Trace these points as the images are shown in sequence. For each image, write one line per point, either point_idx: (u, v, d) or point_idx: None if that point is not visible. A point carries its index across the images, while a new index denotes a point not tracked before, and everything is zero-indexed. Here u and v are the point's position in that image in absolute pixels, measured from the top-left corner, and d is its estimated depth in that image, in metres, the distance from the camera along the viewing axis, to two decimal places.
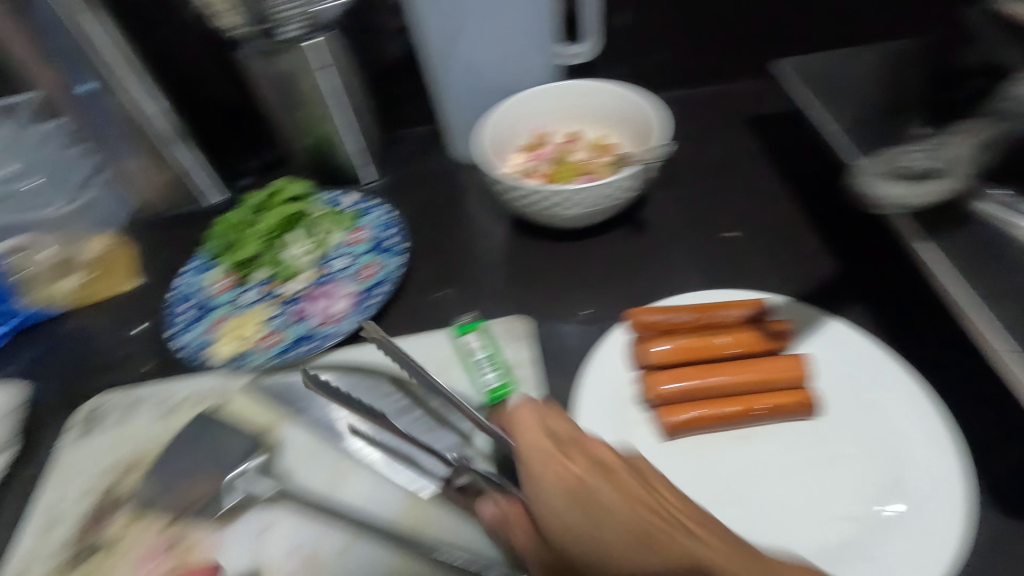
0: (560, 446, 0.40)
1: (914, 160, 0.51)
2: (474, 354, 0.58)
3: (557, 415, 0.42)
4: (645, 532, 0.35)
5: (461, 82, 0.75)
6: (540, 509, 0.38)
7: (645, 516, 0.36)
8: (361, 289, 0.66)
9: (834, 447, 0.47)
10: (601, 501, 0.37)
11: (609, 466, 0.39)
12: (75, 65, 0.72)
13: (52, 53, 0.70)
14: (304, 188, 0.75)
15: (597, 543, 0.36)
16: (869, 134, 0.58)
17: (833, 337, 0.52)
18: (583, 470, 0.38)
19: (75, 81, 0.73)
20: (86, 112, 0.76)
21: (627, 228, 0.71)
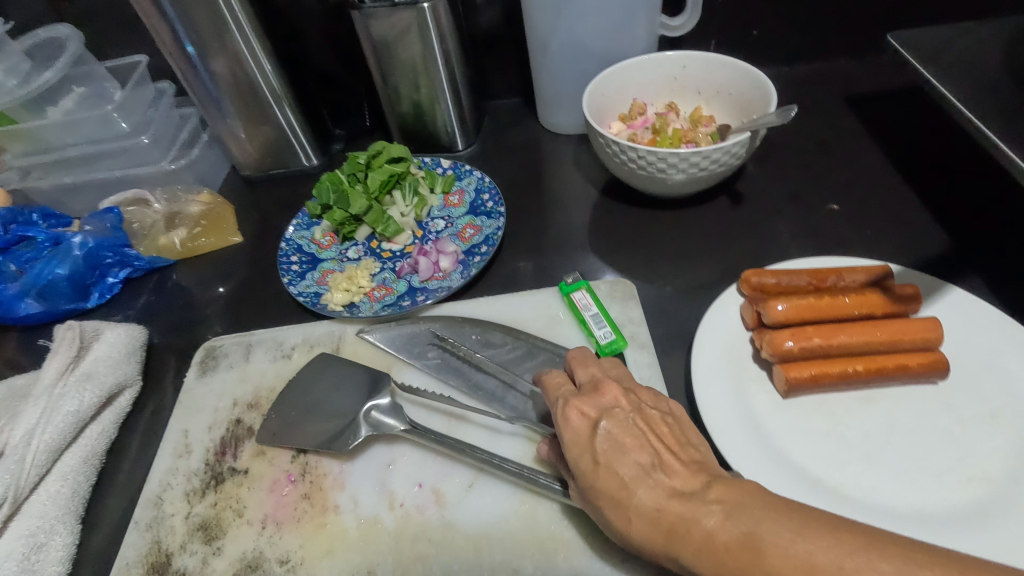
0: (593, 430, 0.41)
1: None
2: (586, 311, 0.58)
3: (597, 400, 0.44)
4: (664, 513, 0.37)
5: (564, 50, 0.76)
6: (582, 485, 0.41)
7: (658, 495, 0.38)
8: (463, 248, 0.69)
9: (961, 407, 0.47)
10: (622, 481, 0.39)
11: (636, 448, 0.41)
12: (186, 26, 0.73)
13: (165, 14, 0.71)
14: (405, 152, 0.76)
15: (623, 515, 0.39)
16: (997, 105, 0.57)
17: (955, 303, 0.52)
18: (602, 458, 0.40)
19: (183, 41, 0.74)
20: (193, 73, 0.77)
21: (725, 199, 0.72)
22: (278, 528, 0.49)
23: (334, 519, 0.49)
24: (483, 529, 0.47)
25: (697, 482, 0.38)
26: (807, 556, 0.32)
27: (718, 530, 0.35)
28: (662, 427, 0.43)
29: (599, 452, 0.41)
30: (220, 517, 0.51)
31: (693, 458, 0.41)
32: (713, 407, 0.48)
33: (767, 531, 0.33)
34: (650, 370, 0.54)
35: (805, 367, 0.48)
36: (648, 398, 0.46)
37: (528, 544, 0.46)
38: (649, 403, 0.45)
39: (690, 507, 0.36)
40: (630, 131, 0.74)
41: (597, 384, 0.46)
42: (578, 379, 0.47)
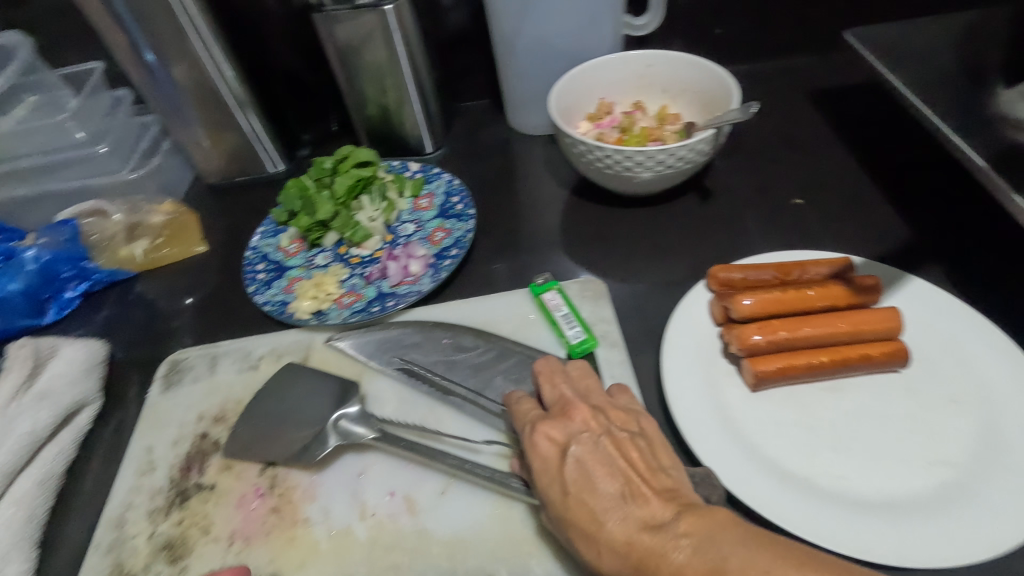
0: (561, 457, 0.41)
1: None
2: (557, 310, 0.58)
3: (565, 424, 0.44)
4: (632, 546, 0.36)
5: (529, 50, 0.76)
6: (552, 515, 0.41)
7: (628, 526, 0.37)
8: (433, 251, 0.68)
9: (924, 393, 0.48)
10: (592, 512, 0.39)
11: (608, 476, 0.40)
12: (144, 31, 0.71)
13: (121, 20, 0.70)
14: (372, 155, 0.76)
15: (592, 546, 0.38)
16: (949, 98, 0.58)
17: (914, 292, 0.53)
18: (572, 487, 0.40)
19: (141, 49, 0.72)
20: (153, 80, 0.75)
21: (694, 196, 0.72)
22: (246, 544, 0.48)
23: (304, 532, 0.48)
24: (456, 535, 0.47)
25: (669, 512, 0.38)
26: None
27: (687, 566, 0.34)
28: (634, 451, 0.42)
29: (568, 482, 0.40)
30: (186, 535, 0.49)
31: (664, 485, 0.40)
32: (684, 404, 0.49)
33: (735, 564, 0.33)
34: (622, 368, 0.54)
35: (771, 359, 0.49)
36: (617, 417, 0.45)
37: (502, 548, 0.46)
38: (620, 423, 0.44)
39: (658, 539, 0.36)
40: (598, 130, 0.74)
41: (565, 406, 0.45)
42: (545, 399, 0.47)
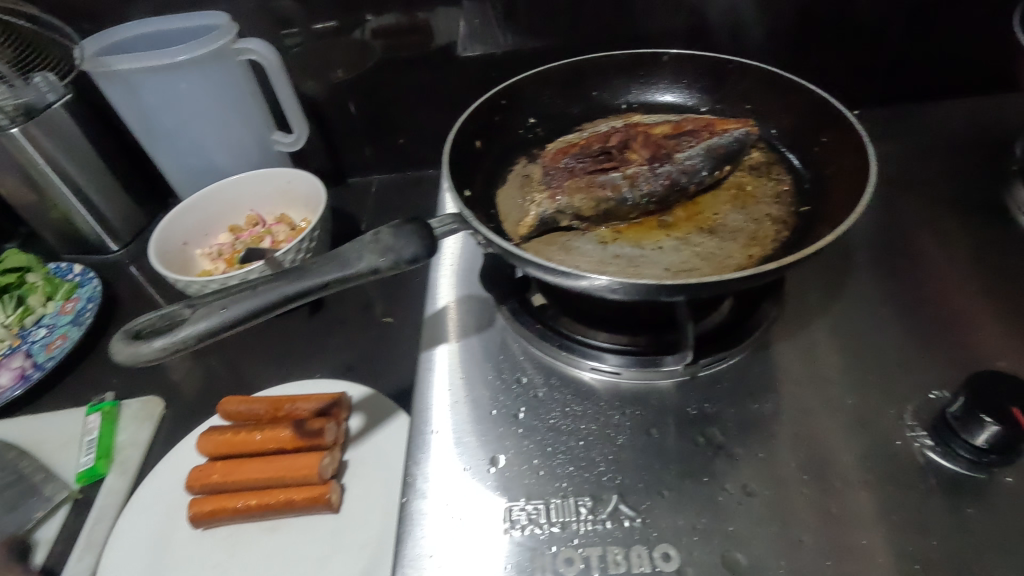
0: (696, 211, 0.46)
1: (184, 310, 0.35)
2: (87, 435, 0.61)
3: (650, 199, 0.46)
4: (746, 230, 0.45)
5: (176, 164, 0.81)
6: (719, 229, 0.45)
7: (735, 220, 0.46)
8: (34, 362, 0.71)
9: (342, 537, 0.51)
10: (729, 221, 0.46)
11: (714, 229, 0.45)
12: None
13: None
14: (27, 260, 0.81)
15: (737, 227, 0.45)
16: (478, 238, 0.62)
17: (390, 429, 0.57)
18: (707, 226, 0.46)
19: None
20: None
21: (307, 309, 0.75)
22: None
23: None
24: None
25: (744, 226, 0.45)
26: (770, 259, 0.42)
27: (821, 227, 0.43)
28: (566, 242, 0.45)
29: (708, 225, 0.45)
30: None
31: (734, 226, 0.45)
32: (119, 545, 0.51)
33: (834, 206, 0.44)
34: (115, 497, 0.57)
35: (204, 501, 0.52)
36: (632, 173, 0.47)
37: None
38: (682, 195, 0.47)
39: (760, 228, 0.45)
40: (226, 242, 0.77)
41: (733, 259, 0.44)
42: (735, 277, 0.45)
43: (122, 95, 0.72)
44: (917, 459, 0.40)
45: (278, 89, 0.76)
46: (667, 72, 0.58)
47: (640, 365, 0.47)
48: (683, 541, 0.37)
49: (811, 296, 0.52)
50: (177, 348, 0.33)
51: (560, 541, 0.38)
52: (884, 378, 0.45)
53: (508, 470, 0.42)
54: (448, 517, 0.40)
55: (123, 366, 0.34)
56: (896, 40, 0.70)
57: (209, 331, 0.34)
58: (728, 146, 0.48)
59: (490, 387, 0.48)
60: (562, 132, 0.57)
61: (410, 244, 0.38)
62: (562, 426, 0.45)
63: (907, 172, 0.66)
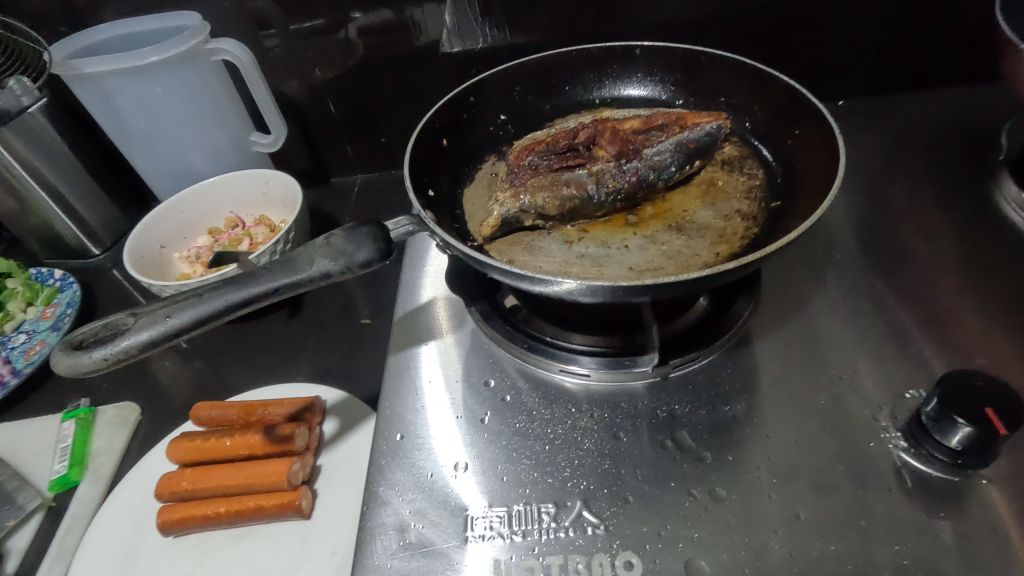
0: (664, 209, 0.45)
1: (128, 318, 0.35)
2: (61, 442, 0.61)
3: (618, 196, 0.45)
4: (715, 226, 0.44)
5: (154, 167, 0.80)
6: (688, 226, 0.44)
7: (705, 217, 0.45)
8: (11, 368, 0.70)
9: (312, 544, 0.50)
10: (698, 218, 0.45)
11: (682, 227, 0.44)
12: None
13: None
14: (7, 266, 0.81)
15: (706, 225, 0.44)
16: None
17: (363, 433, 0.56)
18: (675, 223, 0.44)
19: None
20: None
21: (285, 311, 0.74)
22: None
23: None
24: None
25: (713, 223, 0.44)
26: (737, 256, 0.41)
27: (789, 222, 0.41)
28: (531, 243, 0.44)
29: (676, 222, 0.44)
30: None
31: (702, 224, 0.44)
32: (89, 553, 0.51)
33: (803, 200, 0.42)
34: (88, 505, 0.57)
35: (173, 508, 0.51)
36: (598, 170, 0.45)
37: None
38: (650, 191, 0.46)
39: (729, 225, 0.44)
40: (205, 245, 0.76)
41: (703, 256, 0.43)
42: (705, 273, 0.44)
43: (96, 99, 0.72)
44: (890, 462, 0.39)
45: (253, 90, 0.75)
46: (641, 66, 0.57)
47: (612, 366, 0.46)
48: (646, 548, 0.36)
49: (788, 292, 0.51)
50: (119, 358, 0.34)
51: (522, 550, 0.37)
52: (859, 377, 0.44)
53: (472, 476, 0.41)
54: (408, 526, 0.39)
55: (68, 376, 0.34)
56: (882, 28, 0.68)
57: (153, 338, 0.34)
58: (699, 141, 0.47)
59: (459, 391, 0.47)
60: (533, 129, 0.56)
61: (363, 247, 0.38)
62: (528, 430, 0.44)
63: (892, 164, 0.64)
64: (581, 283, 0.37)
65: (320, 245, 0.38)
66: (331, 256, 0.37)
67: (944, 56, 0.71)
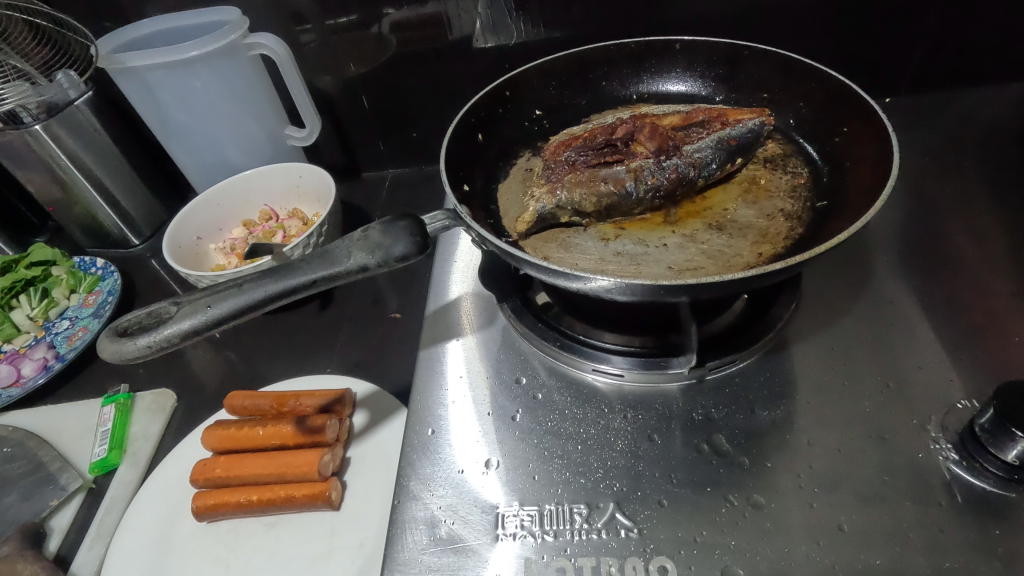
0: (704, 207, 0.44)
1: (168, 306, 0.35)
2: (101, 426, 0.63)
3: (657, 193, 0.44)
4: (757, 225, 0.42)
5: (192, 160, 0.82)
6: (728, 224, 0.43)
7: (747, 216, 0.43)
8: (56, 353, 0.73)
9: (340, 535, 0.51)
10: (739, 218, 0.43)
11: (723, 226, 0.43)
12: None
13: None
14: (52, 254, 0.83)
15: (747, 224, 0.43)
16: None
17: (392, 427, 0.57)
18: (715, 222, 0.43)
19: None
20: None
21: (317, 303, 0.75)
22: None
23: None
24: None
25: (755, 222, 0.43)
26: (782, 255, 0.40)
27: (837, 222, 0.40)
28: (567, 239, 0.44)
29: (717, 221, 0.43)
30: None
31: (744, 223, 0.43)
32: (127, 535, 0.52)
33: (850, 199, 0.41)
34: (126, 488, 0.58)
35: (207, 495, 0.52)
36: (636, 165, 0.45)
37: None
38: (689, 189, 0.45)
39: (771, 224, 0.42)
40: (239, 237, 0.78)
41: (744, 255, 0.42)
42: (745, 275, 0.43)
43: (139, 93, 0.74)
44: (941, 474, 0.37)
45: (289, 84, 0.76)
46: (680, 61, 0.56)
47: (648, 367, 0.45)
48: (682, 553, 0.36)
49: (831, 295, 0.49)
50: (163, 345, 0.34)
51: (553, 550, 0.37)
52: (906, 384, 0.42)
53: (503, 474, 0.41)
54: (439, 521, 0.39)
55: (112, 363, 0.34)
56: (933, 22, 0.66)
57: (193, 328, 0.34)
58: (741, 137, 0.46)
59: (490, 387, 0.47)
60: (568, 125, 0.56)
61: (399, 241, 0.37)
62: (560, 429, 0.43)
63: (941, 164, 0.61)
64: (618, 281, 0.36)
65: (355, 238, 0.38)
66: (367, 249, 0.37)
67: (999, 52, 0.68)
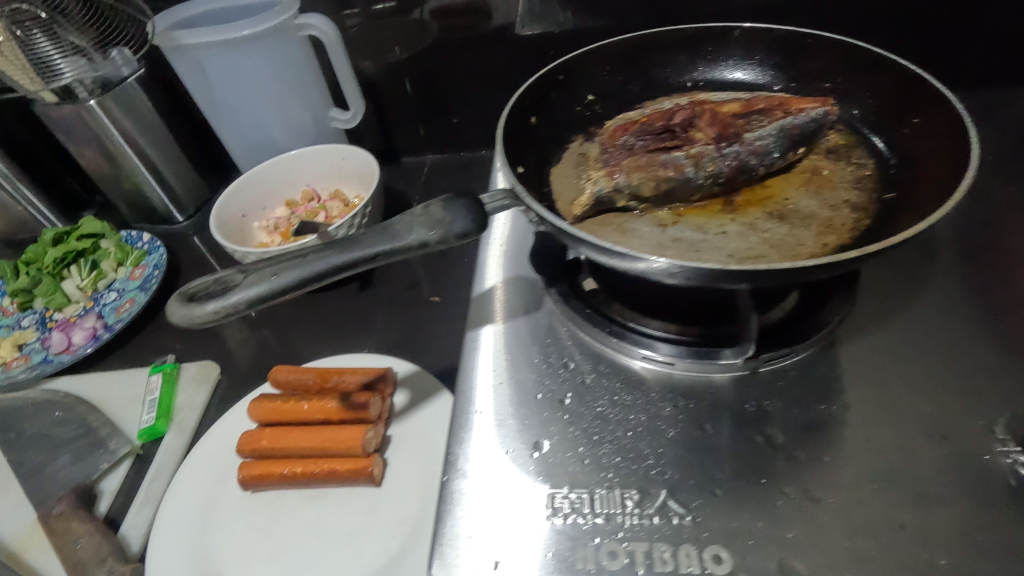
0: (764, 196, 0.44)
1: (234, 277, 0.36)
2: (149, 394, 0.64)
3: (717, 179, 0.43)
4: (820, 216, 0.41)
5: (239, 139, 0.83)
6: (790, 212, 0.42)
7: (810, 205, 0.43)
8: (105, 323, 0.75)
9: (381, 510, 0.51)
10: (802, 208, 0.42)
11: (785, 215, 0.42)
12: None
13: None
14: (101, 227, 0.85)
15: (810, 214, 0.42)
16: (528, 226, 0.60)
17: (433, 408, 0.57)
18: (775, 211, 0.42)
19: None
20: None
21: (356, 284, 0.76)
22: None
23: None
24: None
25: (819, 213, 0.42)
26: (846, 246, 0.39)
27: (907, 215, 0.39)
28: (624, 223, 0.43)
29: (778, 211, 0.42)
30: None
31: (806, 214, 0.42)
32: (177, 500, 0.53)
33: (920, 191, 0.40)
34: (173, 456, 0.60)
35: (253, 465, 0.53)
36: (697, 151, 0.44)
37: None
38: (750, 176, 0.44)
39: (836, 215, 0.41)
40: (282, 217, 0.79)
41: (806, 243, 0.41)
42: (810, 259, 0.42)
43: (191, 72, 0.75)
44: (1007, 477, 0.36)
45: (335, 66, 0.76)
46: (737, 49, 0.54)
47: (699, 356, 0.44)
48: (736, 543, 0.35)
49: (887, 293, 0.48)
50: (227, 313, 0.35)
51: (603, 532, 0.37)
52: (970, 386, 0.41)
53: (552, 456, 0.41)
54: (488, 499, 0.39)
55: (179, 328, 0.35)
56: (998, 17, 0.63)
57: (256, 296, 0.35)
58: (804, 127, 0.45)
59: (537, 370, 0.47)
60: (620, 111, 0.55)
61: (460, 218, 0.38)
62: (609, 415, 0.43)
63: (1004, 162, 0.59)
64: (681, 265, 0.36)
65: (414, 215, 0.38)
66: (428, 225, 0.38)
67: None
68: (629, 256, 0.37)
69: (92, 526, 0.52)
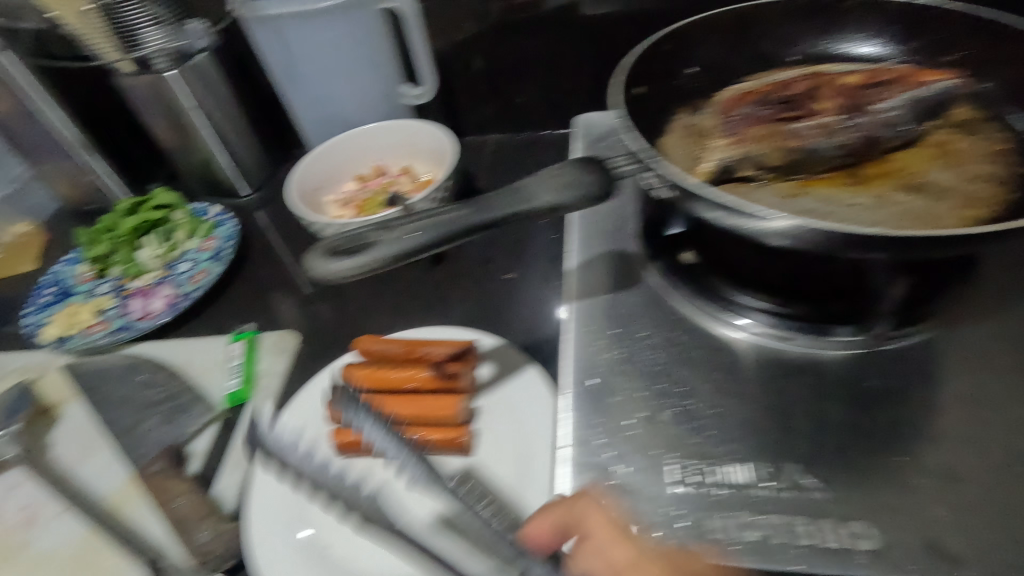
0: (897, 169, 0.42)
1: (371, 235, 0.36)
2: (231, 359, 0.66)
3: (850, 149, 0.41)
4: (960, 189, 0.40)
5: (312, 113, 0.83)
6: (925, 184, 0.41)
7: (947, 178, 0.41)
8: (181, 292, 0.76)
9: (475, 480, 0.51)
10: (938, 181, 0.41)
11: (922, 188, 0.41)
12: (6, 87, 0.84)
13: None
14: (173, 199, 0.86)
15: (948, 187, 0.41)
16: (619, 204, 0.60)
17: (521, 382, 0.57)
18: (910, 184, 0.41)
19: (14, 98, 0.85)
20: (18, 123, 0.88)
21: (428, 260, 0.76)
22: None
23: None
24: (43, 554, 0.53)
25: (958, 187, 0.40)
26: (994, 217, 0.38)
27: None
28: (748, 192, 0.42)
29: (913, 184, 0.41)
30: None
31: (944, 186, 0.41)
32: (271, 463, 0.54)
33: None
34: (259, 421, 0.60)
35: (347, 431, 0.54)
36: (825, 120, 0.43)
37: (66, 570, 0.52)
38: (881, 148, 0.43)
39: (975, 189, 0.40)
40: (354, 191, 0.79)
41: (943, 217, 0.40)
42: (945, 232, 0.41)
43: (273, 42, 0.76)
44: None
45: (412, 40, 0.76)
46: (842, 23, 0.53)
47: (809, 333, 0.44)
48: (876, 517, 0.35)
49: (998, 283, 0.48)
50: (369, 268, 0.34)
51: (737, 504, 0.36)
52: None
53: (671, 428, 0.41)
54: (610, 468, 0.39)
55: (320, 283, 0.35)
56: None
57: (396, 252, 0.34)
58: (937, 98, 0.43)
59: (643, 345, 0.47)
60: (722, 85, 0.54)
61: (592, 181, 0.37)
62: (725, 390, 0.43)
63: None
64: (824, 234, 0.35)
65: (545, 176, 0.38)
66: (562, 186, 0.37)
67: None
68: (762, 225, 0.36)
69: (190, 485, 0.53)
